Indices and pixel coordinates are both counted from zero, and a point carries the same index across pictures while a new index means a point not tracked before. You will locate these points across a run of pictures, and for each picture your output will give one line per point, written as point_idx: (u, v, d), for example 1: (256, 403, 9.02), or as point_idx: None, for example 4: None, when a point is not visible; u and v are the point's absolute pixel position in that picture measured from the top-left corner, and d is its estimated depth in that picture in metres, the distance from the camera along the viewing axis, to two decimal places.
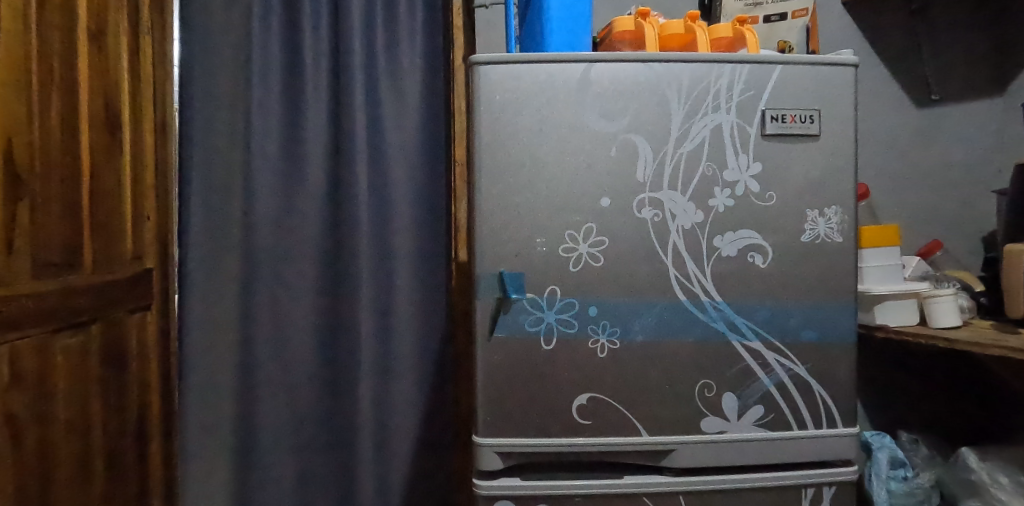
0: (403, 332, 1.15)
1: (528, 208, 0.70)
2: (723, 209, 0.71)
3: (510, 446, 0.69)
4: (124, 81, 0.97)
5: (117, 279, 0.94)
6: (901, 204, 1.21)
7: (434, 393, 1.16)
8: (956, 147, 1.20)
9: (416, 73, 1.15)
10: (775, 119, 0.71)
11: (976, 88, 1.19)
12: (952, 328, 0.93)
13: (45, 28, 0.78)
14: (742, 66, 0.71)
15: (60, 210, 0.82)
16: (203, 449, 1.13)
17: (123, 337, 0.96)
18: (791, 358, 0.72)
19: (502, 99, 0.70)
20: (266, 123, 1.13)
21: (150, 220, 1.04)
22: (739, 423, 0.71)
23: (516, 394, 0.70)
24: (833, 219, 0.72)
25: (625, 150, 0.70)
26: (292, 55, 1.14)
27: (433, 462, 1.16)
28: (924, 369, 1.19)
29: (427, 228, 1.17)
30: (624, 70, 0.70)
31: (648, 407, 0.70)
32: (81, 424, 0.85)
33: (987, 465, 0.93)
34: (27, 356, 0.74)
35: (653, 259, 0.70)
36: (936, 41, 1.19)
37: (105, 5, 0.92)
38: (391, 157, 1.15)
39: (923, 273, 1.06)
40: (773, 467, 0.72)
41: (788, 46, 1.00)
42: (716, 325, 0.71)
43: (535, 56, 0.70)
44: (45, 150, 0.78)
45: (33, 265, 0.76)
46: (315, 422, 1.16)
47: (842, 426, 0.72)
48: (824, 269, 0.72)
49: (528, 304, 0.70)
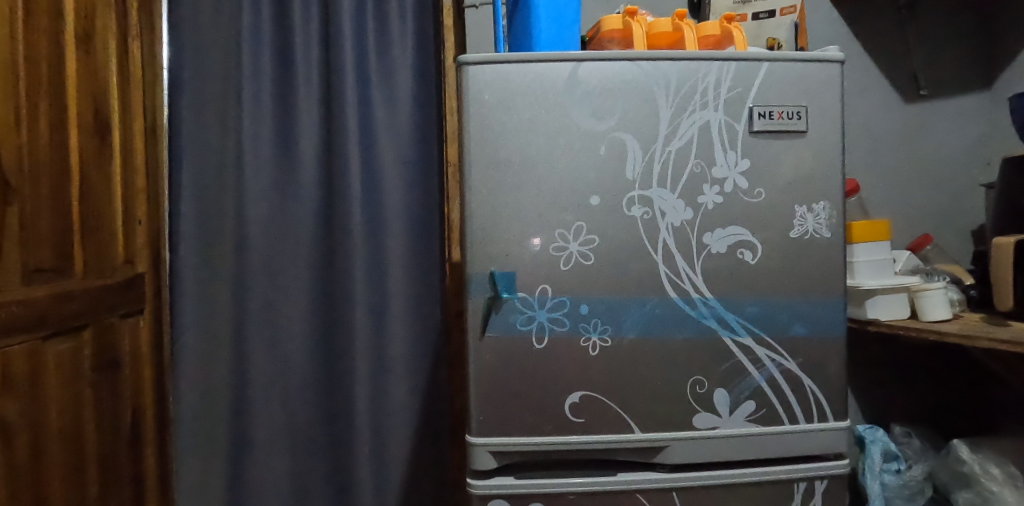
0: (399, 334, 1.15)
1: (518, 208, 0.70)
2: (712, 206, 0.71)
3: (503, 445, 0.70)
4: (114, 87, 0.97)
5: (108, 284, 0.94)
6: (893, 198, 1.21)
7: (431, 392, 1.16)
8: (946, 141, 1.21)
9: (408, 74, 1.15)
10: (762, 115, 0.71)
11: (964, 84, 1.21)
12: (941, 321, 0.94)
13: (32, 32, 0.78)
14: (729, 63, 0.72)
15: (49, 216, 0.81)
16: (199, 450, 1.14)
17: (117, 342, 0.97)
18: (782, 353, 0.72)
19: (491, 98, 0.70)
20: (256, 126, 1.13)
21: (141, 224, 1.05)
22: (730, 419, 0.71)
23: (508, 393, 0.70)
24: (821, 215, 0.72)
25: (613, 149, 0.70)
26: (282, 57, 1.14)
27: (432, 461, 1.16)
28: (918, 362, 1.20)
29: (422, 229, 1.17)
30: (611, 69, 0.71)
31: (641, 404, 0.71)
32: (74, 429, 0.85)
33: (979, 456, 0.94)
34: (19, 362, 0.74)
35: (643, 257, 0.70)
36: (925, 37, 1.20)
37: (93, 10, 0.92)
38: (383, 159, 1.15)
39: (914, 267, 1.06)
40: (765, 462, 0.73)
41: (777, 43, 1.03)
42: (707, 322, 0.71)
43: (523, 56, 0.70)
44: (34, 156, 0.78)
45: (23, 272, 0.76)
46: (310, 425, 1.16)
47: (833, 420, 0.73)
48: (814, 264, 0.72)
49: (520, 304, 0.70)
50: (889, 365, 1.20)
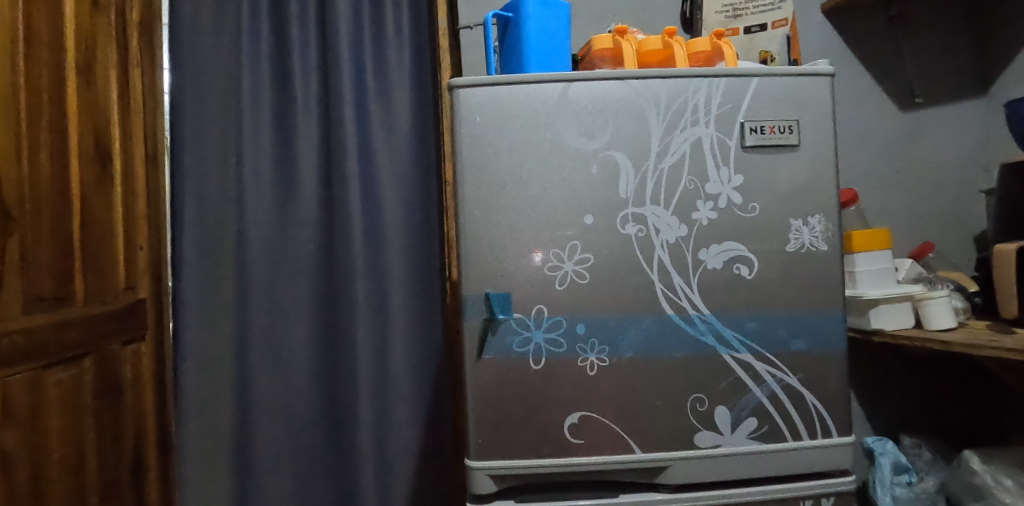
0: (399, 354, 1.15)
1: (511, 228, 0.70)
2: (706, 222, 0.71)
3: (503, 469, 0.69)
4: (114, 115, 0.98)
5: (109, 311, 0.95)
6: (892, 207, 1.21)
7: (432, 412, 1.15)
8: (944, 149, 1.21)
9: (405, 96, 1.17)
10: (753, 130, 0.71)
11: (959, 92, 1.21)
12: (948, 330, 0.93)
13: (33, 65, 0.79)
14: (719, 79, 0.72)
15: (49, 245, 0.82)
16: (202, 476, 1.13)
17: (117, 369, 0.97)
18: (782, 369, 0.71)
19: (483, 120, 0.70)
20: (255, 151, 1.14)
21: (142, 250, 1.05)
22: (733, 436, 0.70)
23: (508, 415, 0.69)
24: (817, 228, 0.72)
25: (605, 168, 0.70)
26: (280, 82, 1.15)
27: (434, 483, 1.15)
28: (926, 372, 1.18)
29: (421, 250, 1.17)
30: (601, 89, 0.71)
31: (640, 423, 0.70)
32: (75, 457, 0.84)
33: (991, 468, 0.91)
34: (19, 392, 0.74)
35: (639, 273, 0.70)
36: (918, 46, 1.21)
37: (93, 40, 0.93)
38: (382, 180, 1.15)
39: (916, 276, 1.05)
40: (769, 480, 0.72)
41: (770, 56, 1.05)
42: (705, 338, 0.70)
43: (513, 78, 0.70)
44: (35, 187, 0.79)
45: (24, 302, 0.76)
46: (313, 448, 1.15)
47: (838, 435, 0.72)
48: (811, 277, 0.71)
49: (516, 324, 0.70)
50: (898, 377, 1.19)
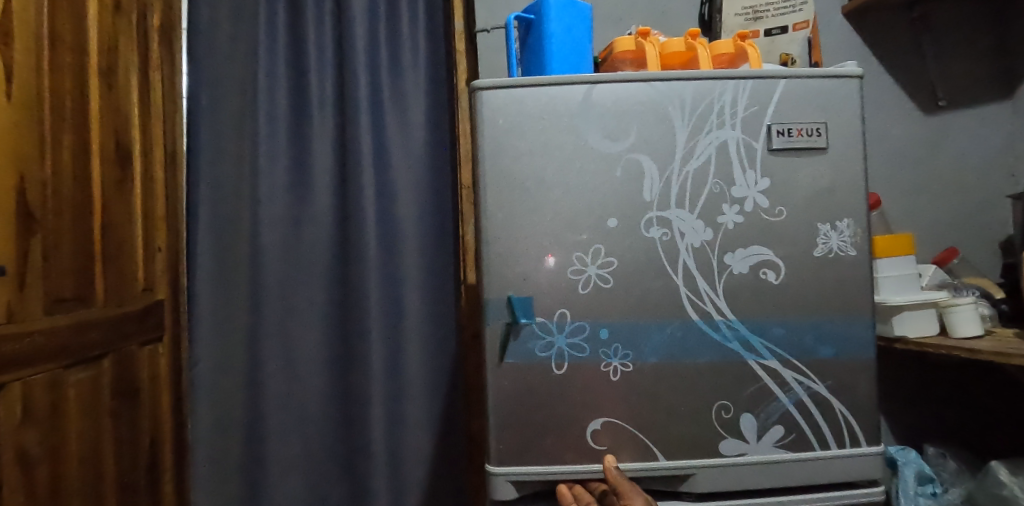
0: (414, 357, 1.14)
1: (533, 231, 0.69)
2: (732, 225, 0.70)
3: (524, 475, 0.68)
4: (135, 118, 0.99)
5: (128, 312, 0.95)
6: (915, 212, 1.19)
7: (446, 416, 1.15)
8: (968, 153, 1.19)
9: (421, 98, 1.17)
10: (781, 133, 0.70)
11: (982, 95, 1.19)
12: (974, 337, 0.91)
13: (57, 67, 0.80)
14: (745, 82, 0.71)
15: (71, 246, 0.82)
16: (217, 478, 1.13)
17: (135, 370, 0.97)
18: (810, 376, 0.70)
19: (506, 122, 0.70)
20: (272, 153, 1.14)
21: (160, 251, 1.06)
22: (759, 445, 0.69)
23: (528, 420, 0.69)
24: (845, 233, 0.70)
25: (629, 171, 0.70)
26: (297, 84, 1.15)
27: (448, 487, 1.14)
28: (950, 381, 1.16)
29: (436, 253, 1.17)
30: (625, 91, 0.70)
31: (664, 430, 0.69)
32: (92, 458, 0.84)
33: (1019, 479, 0.89)
34: (39, 391, 0.74)
35: (663, 277, 0.69)
36: (940, 49, 1.19)
37: (115, 44, 0.94)
38: (398, 183, 1.15)
39: (941, 282, 1.03)
40: (796, 489, 0.70)
41: (791, 58, 1.02)
42: (730, 344, 0.69)
43: (536, 80, 0.70)
44: (57, 189, 0.80)
45: (45, 303, 0.77)
46: (327, 451, 1.14)
47: (867, 445, 0.70)
48: (839, 283, 0.70)
49: (539, 328, 0.69)
50: (921, 386, 1.16)
